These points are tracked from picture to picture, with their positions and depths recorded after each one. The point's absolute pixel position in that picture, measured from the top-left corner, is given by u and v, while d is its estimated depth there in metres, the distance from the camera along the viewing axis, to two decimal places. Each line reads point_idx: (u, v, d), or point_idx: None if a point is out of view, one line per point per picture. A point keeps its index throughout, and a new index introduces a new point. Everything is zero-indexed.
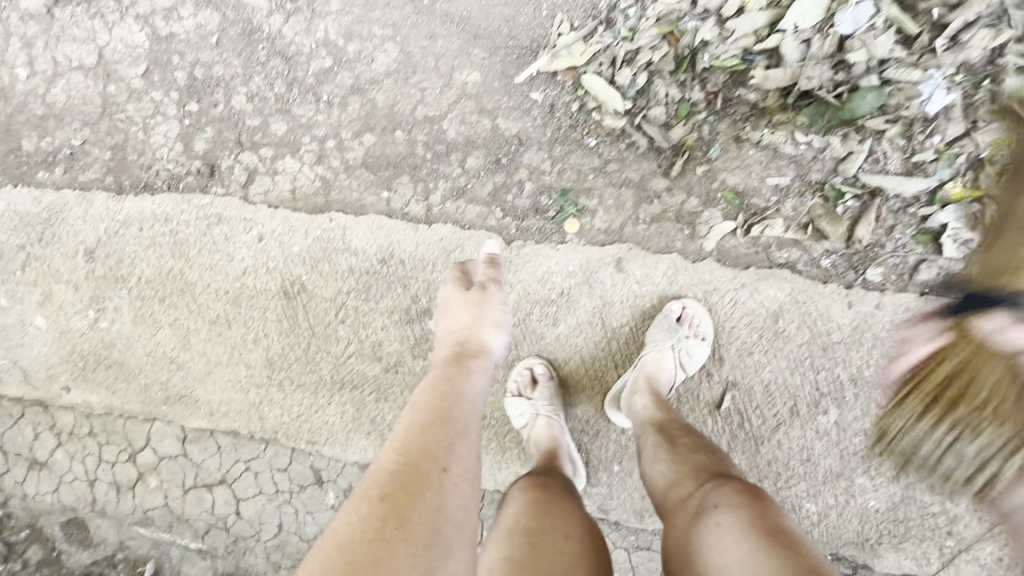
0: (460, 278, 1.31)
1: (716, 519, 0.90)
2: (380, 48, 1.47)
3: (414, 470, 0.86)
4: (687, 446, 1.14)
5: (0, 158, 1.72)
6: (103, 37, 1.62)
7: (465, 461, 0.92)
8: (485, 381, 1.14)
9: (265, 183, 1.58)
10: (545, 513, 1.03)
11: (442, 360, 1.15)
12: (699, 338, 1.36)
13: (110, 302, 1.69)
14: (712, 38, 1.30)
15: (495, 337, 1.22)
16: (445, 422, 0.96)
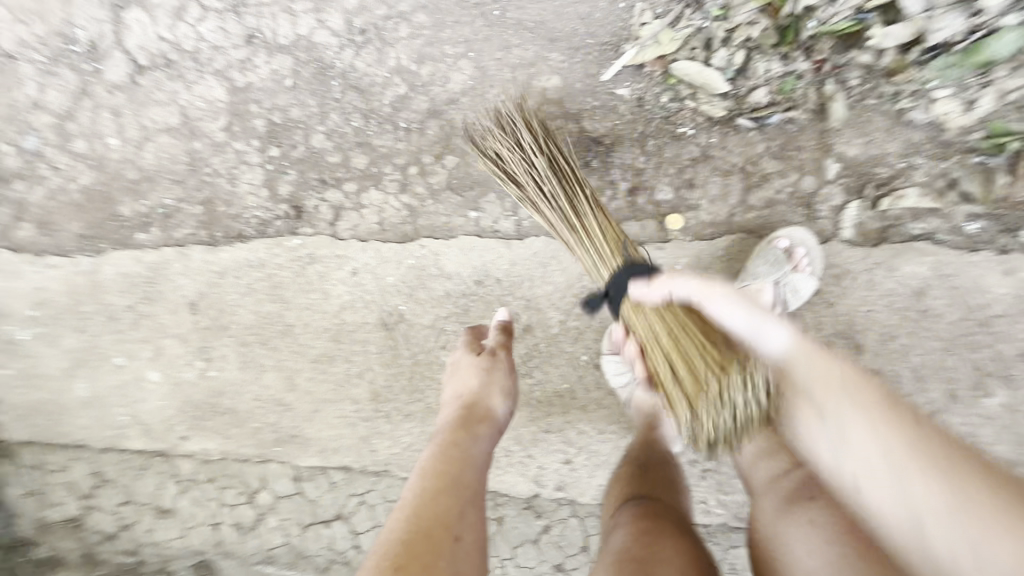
0: (472, 340, 1.35)
1: (809, 516, 1.07)
2: (454, 67, 1.44)
3: (427, 539, 0.89)
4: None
5: (102, 224, 1.82)
6: (184, 96, 1.66)
7: (474, 527, 0.96)
8: (490, 445, 1.17)
9: (353, 218, 1.58)
10: (657, 542, 1.01)
11: (450, 424, 1.17)
12: (805, 274, 1.25)
13: (216, 351, 1.74)
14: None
15: (502, 404, 1.24)
16: (454, 488, 1.00)
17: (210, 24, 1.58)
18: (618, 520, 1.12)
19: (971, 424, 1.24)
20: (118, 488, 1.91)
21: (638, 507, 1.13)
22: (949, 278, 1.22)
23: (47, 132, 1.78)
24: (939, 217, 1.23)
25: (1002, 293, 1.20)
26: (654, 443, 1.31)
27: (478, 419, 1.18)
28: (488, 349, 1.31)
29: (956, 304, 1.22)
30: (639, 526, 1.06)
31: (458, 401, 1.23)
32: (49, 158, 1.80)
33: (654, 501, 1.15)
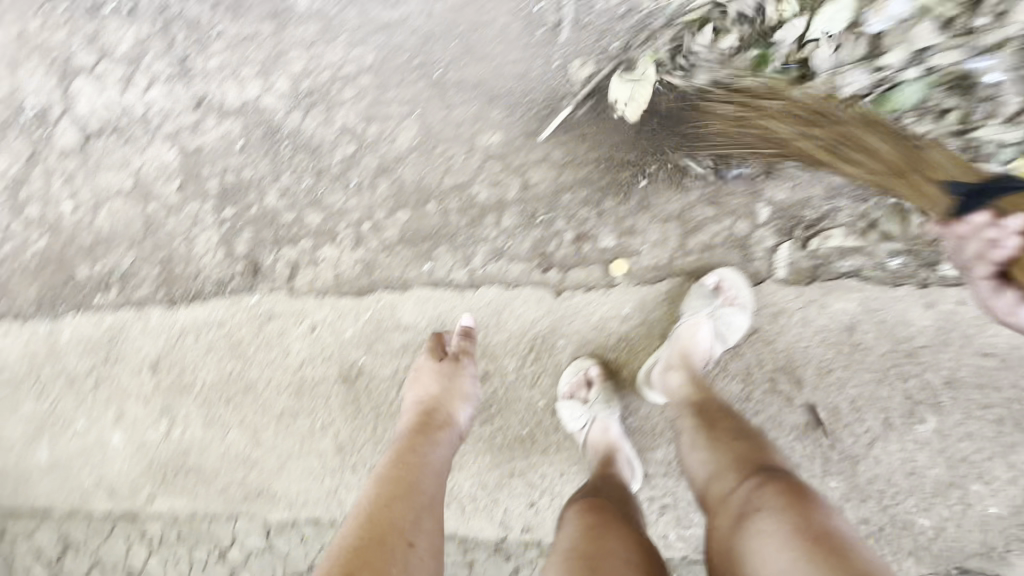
0: (435, 346, 1.43)
1: (762, 524, 0.87)
2: (400, 126, 1.48)
3: (382, 545, 0.97)
4: (724, 436, 1.10)
5: (58, 288, 1.80)
6: (136, 160, 1.67)
7: (428, 535, 1.03)
8: (447, 452, 1.25)
9: (310, 274, 1.60)
10: (604, 533, 0.98)
11: (410, 429, 1.27)
12: (736, 307, 1.31)
13: (179, 410, 1.74)
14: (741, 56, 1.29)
15: (460, 411, 1.34)
16: (409, 495, 1.08)
17: (159, 90, 1.59)
18: (566, 519, 1.08)
19: (906, 450, 1.30)
20: (85, 552, 1.88)
21: (585, 505, 1.10)
22: (876, 313, 1.29)
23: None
24: (864, 255, 1.30)
25: (925, 325, 1.27)
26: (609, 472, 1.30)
27: (435, 429, 1.27)
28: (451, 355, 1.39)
29: (884, 337, 1.29)
30: (586, 523, 1.02)
31: (419, 408, 1.32)
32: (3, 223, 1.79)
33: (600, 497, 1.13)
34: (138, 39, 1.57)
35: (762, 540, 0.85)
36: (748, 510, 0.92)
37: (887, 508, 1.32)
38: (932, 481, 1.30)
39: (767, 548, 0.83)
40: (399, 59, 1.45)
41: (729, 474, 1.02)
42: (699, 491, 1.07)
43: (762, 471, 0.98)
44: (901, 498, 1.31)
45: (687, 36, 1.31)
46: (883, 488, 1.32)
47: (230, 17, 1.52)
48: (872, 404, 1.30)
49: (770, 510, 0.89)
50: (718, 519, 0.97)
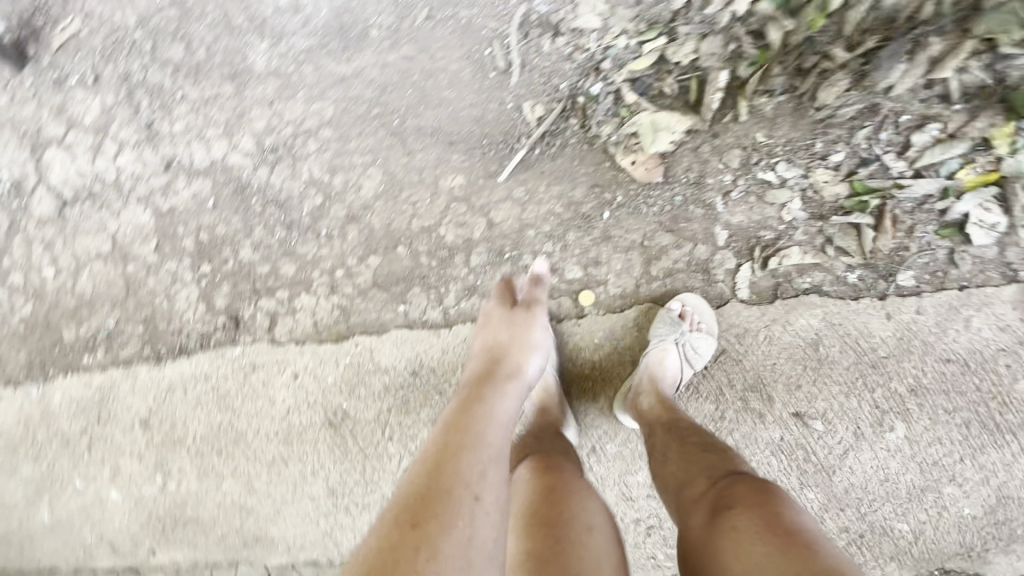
0: (506, 292, 1.36)
1: (733, 520, 0.82)
2: (364, 174, 1.51)
3: (446, 495, 0.83)
4: (691, 449, 1.08)
5: (47, 352, 1.82)
6: (113, 223, 1.70)
7: (496, 488, 0.88)
8: (519, 401, 1.10)
9: (288, 323, 1.63)
10: (565, 499, 1.00)
11: (476, 375, 1.12)
12: (703, 333, 1.33)
13: (173, 464, 1.77)
14: (689, 94, 1.35)
15: (532, 359, 1.20)
16: (476, 445, 0.92)
17: (129, 155, 1.63)
18: (522, 481, 1.09)
19: (879, 458, 1.32)
20: None
21: (535, 463, 1.13)
22: (839, 327, 1.32)
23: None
24: (823, 271, 1.33)
25: (886, 335, 1.30)
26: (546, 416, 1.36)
27: (508, 375, 1.12)
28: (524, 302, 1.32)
29: (848, 349, 1.32)
30: (543, 486, 1.03)
31: (488, 354, 1.20)
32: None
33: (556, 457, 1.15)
34: (104, 108, 1.61)
35: (732, 538, 0.80)
36: (718, 508, 0.88)
37: (866, 516, 1.34)
38: (906, 486, 1.32)
39: (733, 547, 0.78)
40: (357, 110, 1.48)
41: (700, 478, 0.99)
42: (669, 494, 1.03)
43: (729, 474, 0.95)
44: (878, 505, 1.34)
45: (633, 77, 1.36)
46: (860, 496, 1.34)
47: (191, 81, 1.55)
48: (842, 415, 1.33)
49: (739, 509, 0.84)
50: (688, 520, 0.93)
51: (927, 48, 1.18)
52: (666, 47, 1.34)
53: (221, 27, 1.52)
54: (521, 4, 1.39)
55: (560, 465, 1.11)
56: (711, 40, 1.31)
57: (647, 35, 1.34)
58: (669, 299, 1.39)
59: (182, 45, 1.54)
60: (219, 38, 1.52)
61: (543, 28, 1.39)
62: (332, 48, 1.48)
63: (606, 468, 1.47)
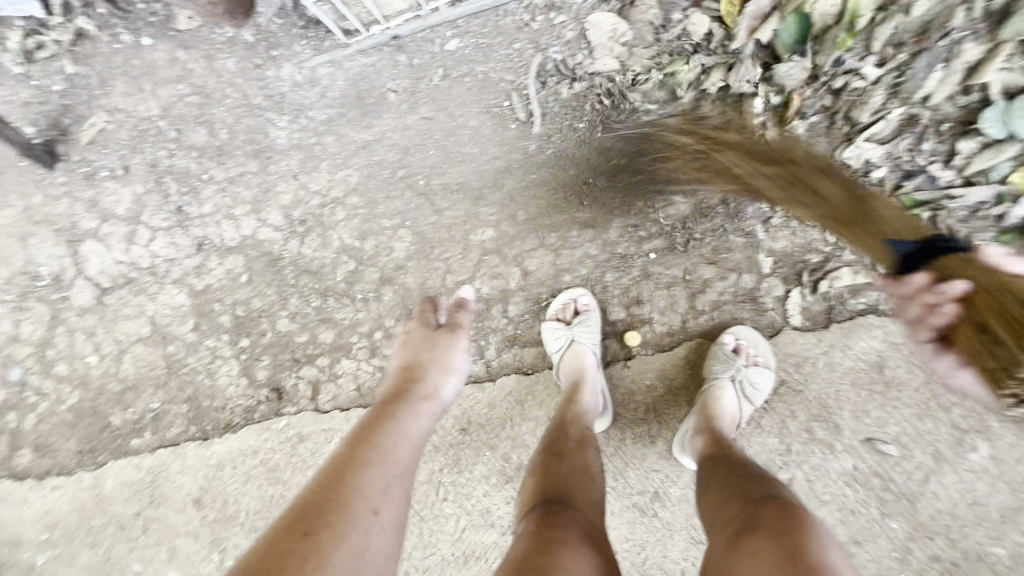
0: (426, 308, 1.32)
1: (752, 544, 0.81)
2: (395, 236, 1.51)
3: (341, 507, 0.81)
4: (733, 480, 1.03)
5: (93, 438, 1.77)
6: (149, 307, 1.70)
7: (395, 504, 0.88)
8: (428, 423, 1.09)
9: (331, 391, 1.61)
10: (556, 550, 0.86)
11: (390, 395, 1.11)
12: (761, 367, 1.29)
13: (229, 540, 1.71)
14: (718, 122, 1.33)
15: (448, 381, 1.19)
16: (382, 461, 0.92)
17: (162, 241, 1.64)
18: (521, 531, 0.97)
19: (964, 480, 1.25)
20: None
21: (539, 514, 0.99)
22: (903, 346, 1.27)
23: (27, 362, 1.77)
24: (877, 290, 1.28)
25: (956, 351, 1.24)
26: (565, 422, 1.26)
27: (422, 395, 1.12)
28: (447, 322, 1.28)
29: (914, 369, 1.27)
30: (538, 535, 0.90)
31: (403, 372, 1.18)
32: (35, 385, 1.77)
33: (565, 510, 1.00)
34: (135, 197, 1.64)
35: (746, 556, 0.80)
36: (741, 534, 0.86)
37: (960, 543, 1.26)
38: (999, 508, 1.24)
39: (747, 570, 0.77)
40: (382, 174, 1.50)
41: (733, 505, 0.95)
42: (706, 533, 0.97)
43: (762, 500, 0.92)
44: (972, 530, 1.25)
45: (660, 111, 1.35)
46: (949, 522, 1.26)
47: (217, 163, 1.57)
48: (917, 438, 1.27)
49: (761, 534, 0.83)
50: (716, 545, 0.90)
51: (962, 56, 1.12)
52: (692, 79, 1.32)
53: (241, 107, 1.55)
54: (535, 54, 1.40)
55: (568, 521, 0.96)
56: (738, 68, 1.29)
57: (671, 69, 1.32)
58: (720, 333, 1.35)
59: (205, 129, 1.57)
60: (240, 118, 1.55)
61: (560, 76, 1.38)
62: (352, 117, 1.50)
63: (672, 513, 1.41)
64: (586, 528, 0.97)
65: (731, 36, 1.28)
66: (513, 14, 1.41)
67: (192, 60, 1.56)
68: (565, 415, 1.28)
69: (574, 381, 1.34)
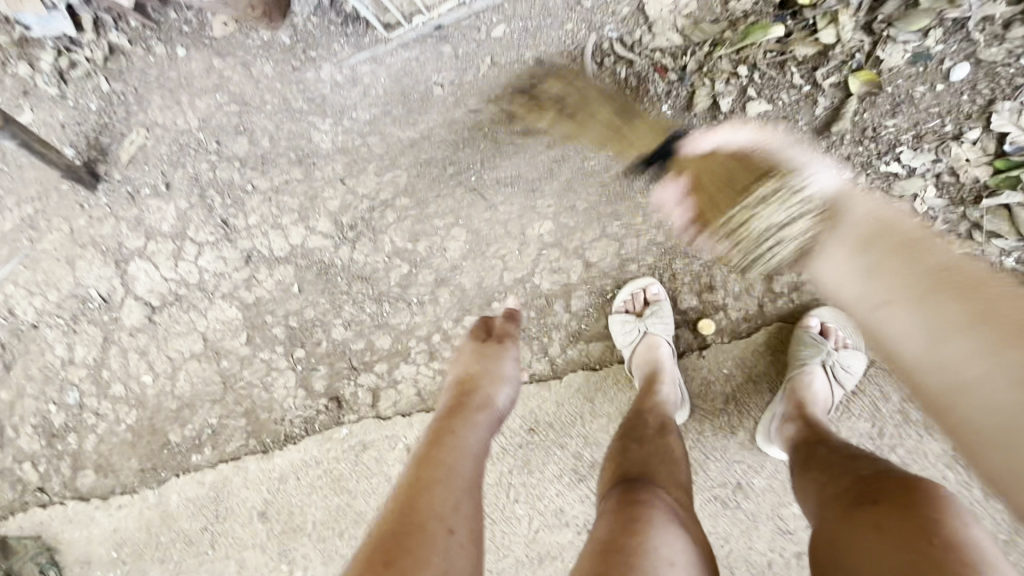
0: (478, 328, 1.28)
1: (872, 517, 0.78)
2: (449, 236, 1.46)
3: (418, 530, 0.83)
4: (839, 462, 0.97)
5: (154, 455, 1.73)
6: (201, 322, 1.66)
7: (468, 518, 0.89)
8: (487, 436, 1.09)
9: (391, 397, 1.57)
10: (642, 529, 0.85)
11: (446, 409, 1.11)
12: (848, 349, 1.27)
13: (298, 550, 1.67)
14: (797, 87, 1.24)
15: (502, 392, 1.16)
16: (447, 480, 0.92)
17: (210, 256, 1.61)
18: (601, 510, 0.97)
19: None
20: None
21: (622, 493, 0.96)
22: None
23: (81, 384, 1.74)
24: (973, 259, 1.19)
25: None
26: (642, 411, 1.21)
27: (477, 407, 1.11)
28: (494, 337, 1.25)
29: None
30: (624, 514, 0.89)
31: (456, 386, 1.17)
32: (92, 406, 1.74)
33: (648, 486, 0.97)
34: (179, 213, 1.61)
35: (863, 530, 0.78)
36: (856, 505, 0.83)
37: None
38: None
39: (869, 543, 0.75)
40: (432, 173, 1.45)
41: (843, 472, 0.93)
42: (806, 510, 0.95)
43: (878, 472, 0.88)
44: None
45: (731, 79, 1.26)
46: None
47: (260, 172, 1.54)
48: None
49: (882, 506, 0.79)
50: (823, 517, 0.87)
51: None
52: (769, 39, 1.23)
53: (282, 113, 1.50)
54: (588, 34, 1.32)
55: (651, 497, 0.94)
56: (818, 28, 1.20)
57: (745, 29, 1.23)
58: (803, 317, 1.31)
59: (246, 139, 1.53)
60: (281, 124, 1.50)
61: (616, 55, 1.31)
62: (397, 114, 1.44)
63: (756, 504, 1.36)
64: (672, 507, 0.94)
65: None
66: None
67: (228, 68, 1.52)
68: (643, 405, 1.23)
69: (650, 371, 1.29)
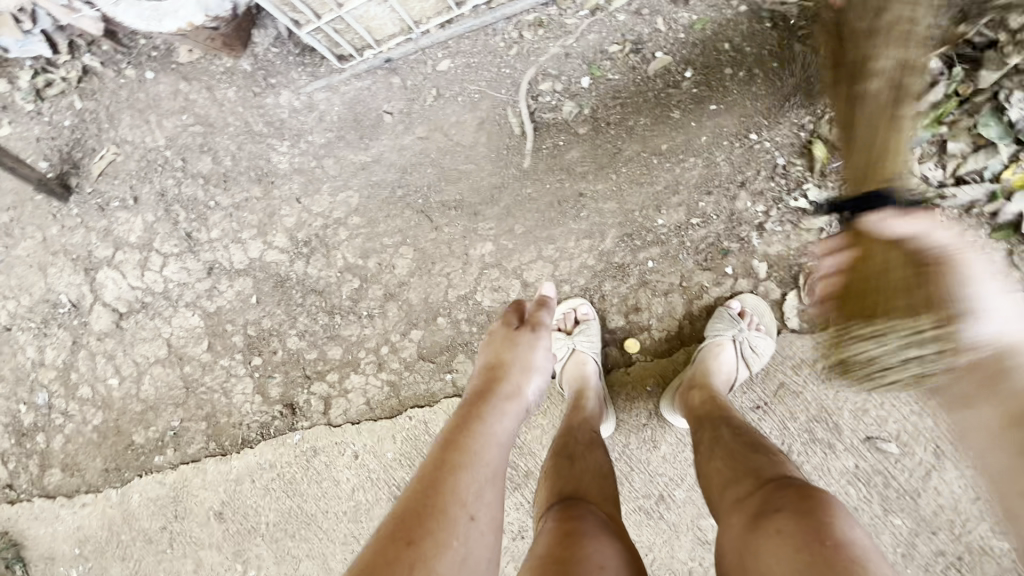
0: (515, 310, 1.28)
1: (774, 524, 0.77)
2: (397, 253, 1.55)
3: (442, 515, 0.83)
4: (742, 462, 0.97)
5: (118, 455, 1.79)
6: (165, 329, 1.74)
7: (490, 508, 0.90)
8: (515, 422, 1.09)
9: (342, 405, 1.64)
10: (578, 542, 0.88)
11: (476, 391, 1.11)
12: (762, 332, 1.30)
13: (252, 551, 1.73)
14: (714, 127, 1.34)
15: (535, 379, 1.16)
16: (474, 466, 0.92)
17: (174, 266, 1.70)
18: (540, 532, 0.97)
19: (965, 475, 1.26)
20: None
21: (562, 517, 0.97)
22: None
23: (50, 385, 1.81)
24: None
25: None
26: (571, 427, 1.26)
27: (509, 394, 1.10)
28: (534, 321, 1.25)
29: None
30: (562, 534, 0.91)
31: (487, 369, 1.15)
32: (61, 407, 1.81)
33: (582, 503, 1.01)
34: (146, 225, 1.69)
35: (761, 540, 0.76)
36: (760, 513, 0.81)
37: (961, 537, 1.27)
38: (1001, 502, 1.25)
39: (771, 548, 0.74)
40: (382, 194, 1.54)
41: (756, 470, 0.93)
42: (714, 505, 0.96)
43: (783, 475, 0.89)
44: (973, 523, 1.27)
45: (656, 116, 1.37)
46: (951, 517, 1.27)
47: (222, 189, 1.63)
48: (917, 435, 1.28)
49: (783, 512, 0.78)
50: (731, 522, 0.86)
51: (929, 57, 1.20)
52: (688, 84, 1.35)
53: (243, 135, 1.60)
54: (526, 71, 1.43)
55: (584, 517, 0.96)
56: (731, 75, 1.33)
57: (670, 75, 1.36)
58: (727, 299, 1.36)
59: (209, 157, 1.62)
60: (243, 145, 1.60)
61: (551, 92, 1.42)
62: (349, 139, 1.54)
63: (677, 515, 1.43)
64: (603, 523, 0.97)
65: (730, 39, 1.34)
66: (503, 32, 1.45)
67: (194, 91, 1.61)
68: (572, 420, 1.28)
69: (578, 387, 1.36)
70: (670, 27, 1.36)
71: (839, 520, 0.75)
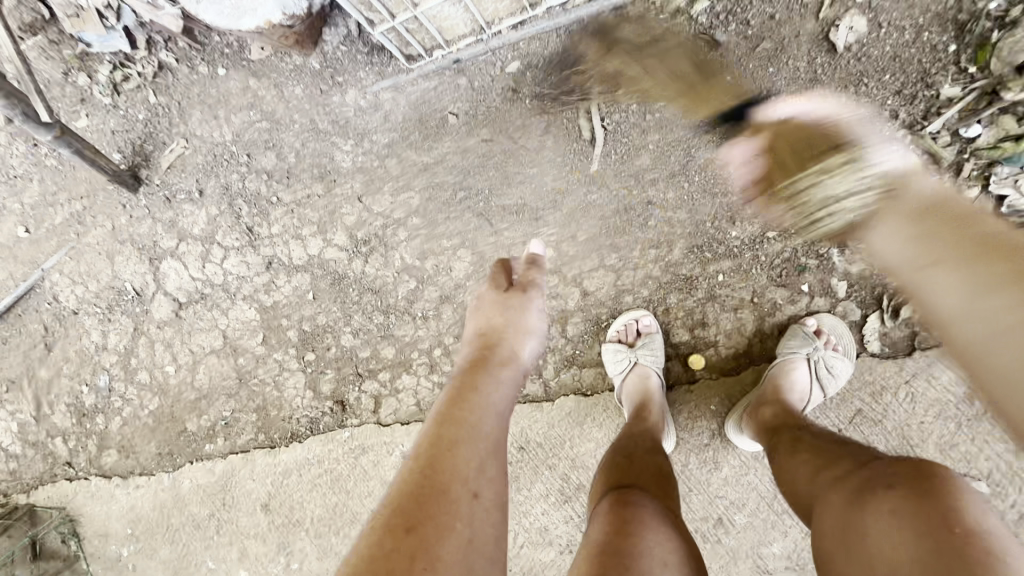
0: (498, 273, 1.17)
1: (887, 503, 0.71)
2: (455, 256, 1.54)
3: (443, 494, 0.79)
4: (824, 451, 0.94)
5: (171, 441, 1.84)
6: (223, 320, 1.77)
7: (494, 482, 0.85)
8: (513, 391, 1.04)
9: (392, 404, 1.64)
10: (636, 531, 0.85)
11: (468, 363, 1.05)
12: (841, 354, 1.24)
13: (296, 544, 1.74)
14: None
15: (527, 345, 1.10)
16: (470, 441, 0.88)
17: (234, 259, 1.73)
18: (595, 517, 0.95)
19: None
20: None
21: (618, 503, 0.93)
22: None
23: (111, 369, 1.87)
24: None
25: None
26: (634, 434, 1.20)
27: (502, 363, 1.05)
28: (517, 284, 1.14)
29: None
30: (620, 518, 0.88)
31: (479, 338, 1.10)
32: (120, 391, 1.86)
33: (637, 489, 0.98)
34: (210, 218, 1.73)
35: (872, 519, 0.71)
36: (866, 489, 0.76)
37: None
38: None
39: (885, 533, 0.68)
40: (442, 197, 1.53)
41: (844, 459, 0.88)
42: (801, 499, 0.90)
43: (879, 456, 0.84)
44: None
45: (733, 125, 1.32)
46: None
47: (285, 186, 1.65)
48: (1010, 475, 1.19)
49: (897, 491, 0.72)
50: (827, 505, 0.82)
51: None
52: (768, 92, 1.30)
53: (309, 132, 1.61)
54: (598, 75, 1.40)
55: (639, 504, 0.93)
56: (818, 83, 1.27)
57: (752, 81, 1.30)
58: (802, 317, 1.30)
59: (274, 154, 1.64)
60: (307, 143, 1.62)
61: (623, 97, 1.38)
62: (414, 140, 1.54)
63: (737, 540, 1.37)
64: (661, 510, 0.93)
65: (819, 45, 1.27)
66: (577, 34, 1.41)
67: (263, 88, 1.63)
68: (634, 430, 1.22)
69: (641, 402, 1.30)
70: (753, 32, 1.30)
71: (967, 502, 0.68)
